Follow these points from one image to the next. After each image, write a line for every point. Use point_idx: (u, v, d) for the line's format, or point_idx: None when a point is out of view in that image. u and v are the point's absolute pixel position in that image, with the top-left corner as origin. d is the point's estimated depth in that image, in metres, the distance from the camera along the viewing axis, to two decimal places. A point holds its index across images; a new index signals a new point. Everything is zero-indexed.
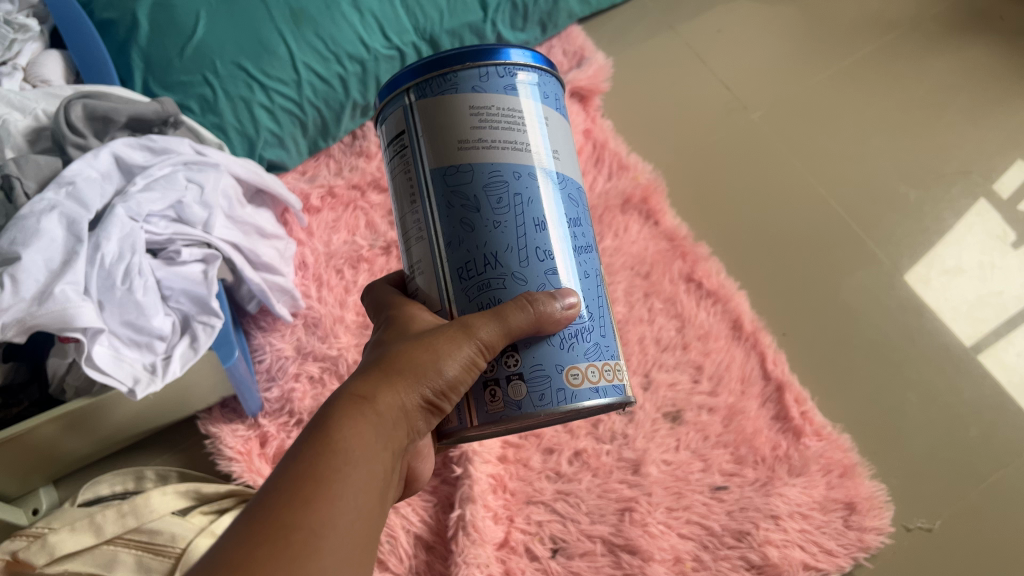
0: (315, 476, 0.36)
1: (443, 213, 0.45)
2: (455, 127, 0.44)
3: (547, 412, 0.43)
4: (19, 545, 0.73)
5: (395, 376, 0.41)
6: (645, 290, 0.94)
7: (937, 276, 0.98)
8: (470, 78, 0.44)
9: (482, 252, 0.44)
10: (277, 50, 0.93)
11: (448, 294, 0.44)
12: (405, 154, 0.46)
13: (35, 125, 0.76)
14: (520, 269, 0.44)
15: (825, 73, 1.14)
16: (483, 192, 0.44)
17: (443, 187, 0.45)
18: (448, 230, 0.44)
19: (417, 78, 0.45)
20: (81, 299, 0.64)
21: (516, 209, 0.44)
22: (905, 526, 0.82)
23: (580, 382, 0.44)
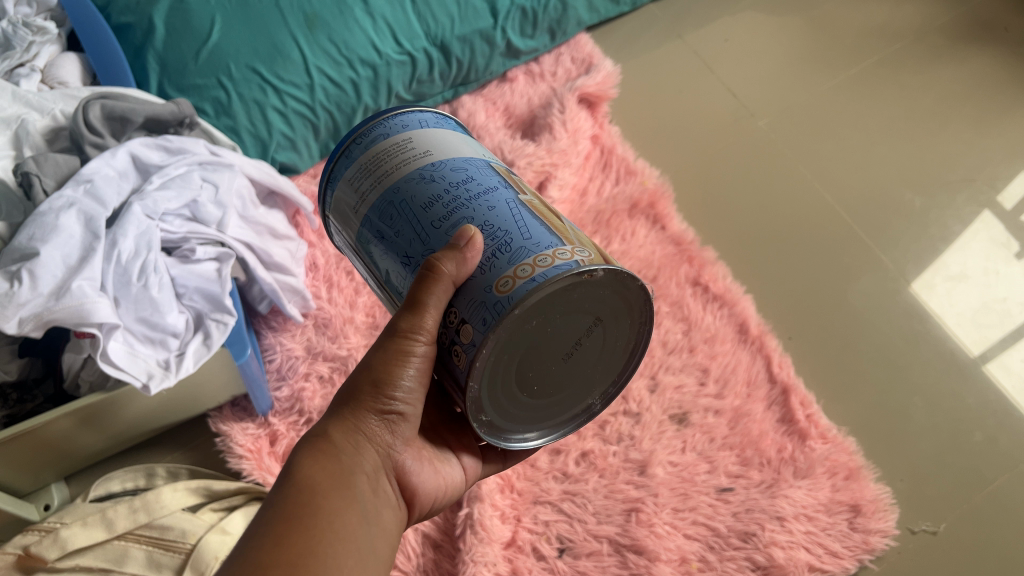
0: (282, 511, 0.41)
1: (378, 259, 0.48)
2: (347, 199, 0.49)
3: (491, 332, 0.42)
4: (30, 540, 0.73)
5: (344, 408, 0.46)
6: (652, 293, 0.95)
7: (942, 283, 0.99)
8: (341, 162, 0.50)
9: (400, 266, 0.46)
10: (291, 54, 0.94)
11: None
12: (350, 249, 0.52)
13: (53, 125, 0.77)
14: (427, 256, 0.45)
15: (831, 82, 1.16)
16: (383, 220, 0.47)
17: (366, 243, 0.49)
18: (385, 268, 0.48)
19: (320, 197, 0.52)
20: (98, 295, 0.65)
21: (409, 209, 0.46)
22: (910, 529, 0.82)
23: (511, 285, 0.42)
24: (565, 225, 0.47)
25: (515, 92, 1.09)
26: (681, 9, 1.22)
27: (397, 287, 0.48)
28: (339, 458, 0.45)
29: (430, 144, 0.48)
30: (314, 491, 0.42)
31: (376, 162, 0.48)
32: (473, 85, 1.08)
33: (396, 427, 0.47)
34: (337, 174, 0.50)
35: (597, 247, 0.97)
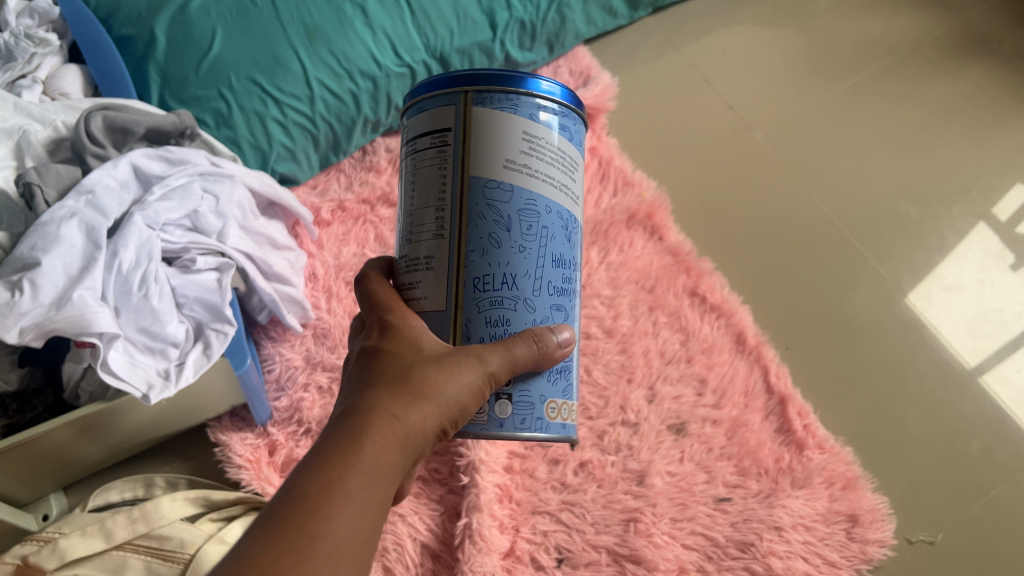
0: (337, 488, 0.36)
1: (472, 220, 0.46)
2: (503, 146, 0.46)
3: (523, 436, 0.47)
4: (30, 550, 0.73)
5: (420, 396, 0.42)
6: (650, 304, 0.96)
7: (938, 293, 0.99)
8: (528, 105, 0.47)
9: (502, 271, 0.47)
10: (291, 66, 0.95)
11: (457, 299, 0.47)
12: (445, 150, 0.47)
13: (54, 136, 0.78)
14: (531, 297, 0.47)
15: (827, 94, 1.16)
16: (516, 214, 0.47)
17: (478, 195, 0.46)
18: (472, 237, 0.46)
19: (483, 84, 0.46)
20: (98, 305, 0.65)
21: (540, 241, 0.47)
22: (908, 539, 0.83)
23: (554, 415, 0.48)
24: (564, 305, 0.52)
25: None
26: (678, 22, 1.23)
27: (483, 262, 0.46)
28: (399, 451, 0.40)
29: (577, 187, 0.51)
30: (372, 482, 0.37)
31: (526, 146, 0.47)
32: None
33: (434, 444, 0.43)
34: (500, 113, 0.46)
35: (596, 258, 0.98)
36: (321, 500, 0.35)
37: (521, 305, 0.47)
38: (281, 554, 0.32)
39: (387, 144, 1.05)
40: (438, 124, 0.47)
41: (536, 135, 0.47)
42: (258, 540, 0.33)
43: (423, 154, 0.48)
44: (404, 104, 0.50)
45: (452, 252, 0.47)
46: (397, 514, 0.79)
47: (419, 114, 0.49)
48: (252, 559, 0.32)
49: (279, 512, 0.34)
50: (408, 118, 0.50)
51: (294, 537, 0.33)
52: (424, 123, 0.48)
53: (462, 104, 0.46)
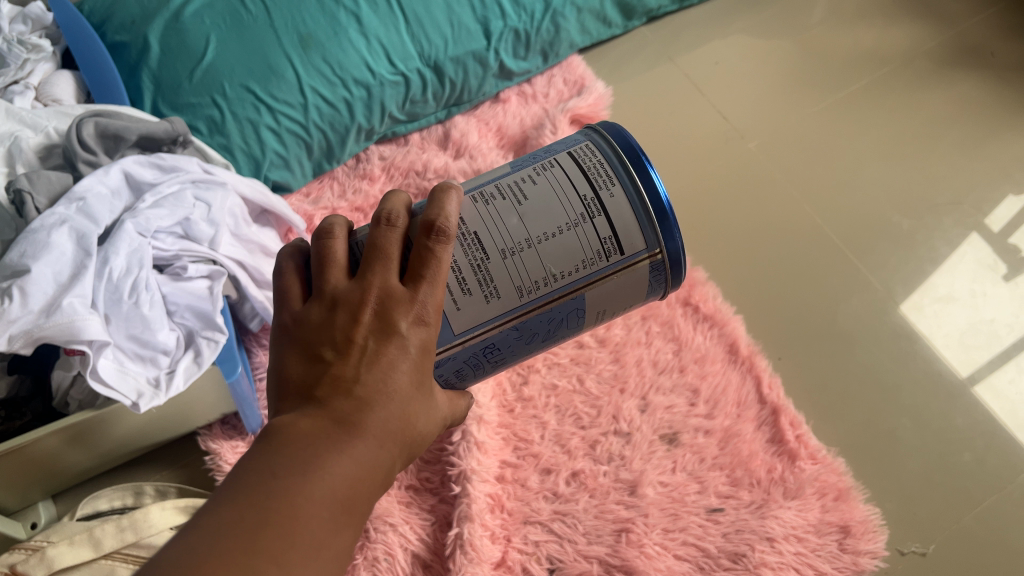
0: (307, 504, 0.37)
1: (539, 315, 0.51)
2: (612, 302, 0.53)
3: None
4: (17, 558, 0.72)
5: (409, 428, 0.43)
6: (643, 313, 0.95)
7: (931, 303, 0.99)
8: (649, 291, 0.54)
9: (504, 350, 0.52)
10: (285, 73, 0.95)
11: (467, 343, 0.50)
12: (599, 258, 0.50)
13: (46, 142, 0.77)
14: (486, 369, 0.54)
15: (820, 105, 1.17)
16: (551, 329, 0.53)
17: (566, 306, 0.51)
18: (525, 324, 0.51)
19: (664, 261, 0.52)
20: (88, 312, 0.64)
21: (533, 348, 0.54)
22: (900, 550, 0.83)
23: None
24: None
25: (508, 112, 1.10)
26: (672, 32, 1.23)
27: (504, 338, 0.51)
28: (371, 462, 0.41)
29: None
30: (340, 498, 0.38)
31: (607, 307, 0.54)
32: (466, 106, 1.09)
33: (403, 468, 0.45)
34: (643, 287, 0.53)
35: None
36: (291, 513, 0.36)
37: (480, 373, 0.54)
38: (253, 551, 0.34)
39: (380, 152, 1.05)
40: (619, 235, 0.50)
41: (624, 312, 0.55)
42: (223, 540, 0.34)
43: (590, 231, 0.49)
44: (631, 161, 0.50)
45: (510, 317, 0.50)
46: (388, 523, 0.79)
47: (632, 206, 0.50)
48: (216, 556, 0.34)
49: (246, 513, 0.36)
50: (623, 184, 0.50)
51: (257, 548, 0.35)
52: (616, 214, 0.49)
53: (653, 253, 0.51)
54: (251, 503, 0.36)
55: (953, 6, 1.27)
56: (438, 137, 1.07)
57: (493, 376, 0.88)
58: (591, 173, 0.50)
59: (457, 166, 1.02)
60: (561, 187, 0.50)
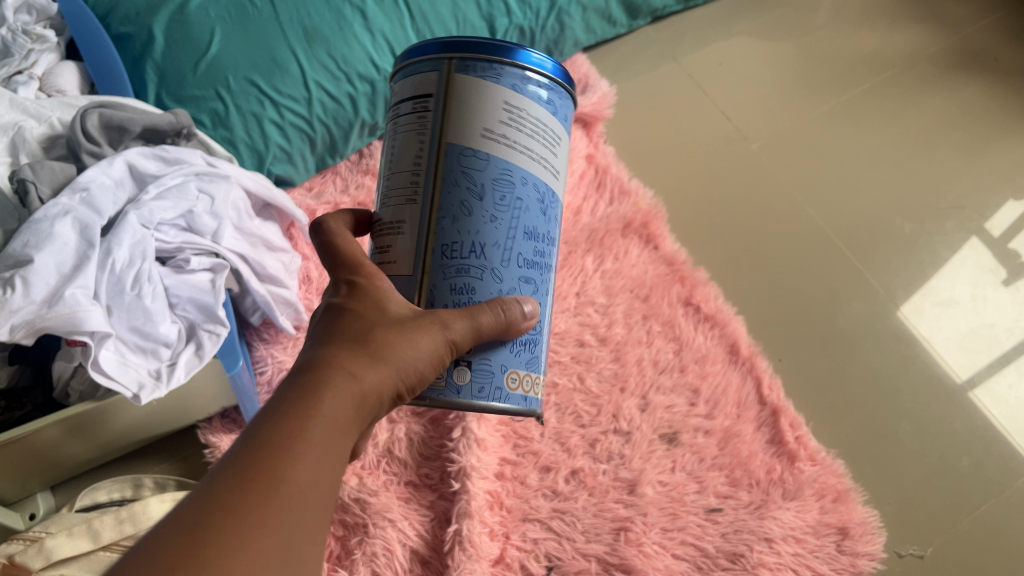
0: (285, 447, 0.35)
1: (449, 190, 0.46)
2: (484, 113, 0.46)
3: (481, 403, 0.46)
4: (16, 549, 0.72)
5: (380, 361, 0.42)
6: (644, 312, 0.96)
7: (932, 307, 0.99)
8: (512, 77, 0.46)
9: (470, 239, 0.46)
10: (290, 67, 0.95)
11: (422, 265, 0.47)
12: (427, 116, 0.47)
13: (49, 133, 0.77)
14: (499, 267, 0.47)
15: (823, 107, 1.17)
16: (490, 182, 0.46)
17: (454, 160, 0.46)
18: (446, 208, 0.46)
19: (440, 57, 0.46)
20: (90, 304, 0.64)
21: (512, 212, 0.47)
22: (897, 552, 0.83)
23: (516, 384, 0.48)
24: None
25: None
26: (677, 32, 1.23)
27: (446, 229, 0.46)
28: (344, 400, 0.39)
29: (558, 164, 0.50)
30: (317, 439, 0.36)
31: (540, 156, 0.48)
32: None
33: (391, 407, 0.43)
34: (492, 80, 0.46)
35: (590, 266, 0.98)
36: (280, 489, 0.33)
37: (488, 274, 0.47)
38: (245, 497, 0.32)
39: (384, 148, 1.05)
40: (419, 94, 0.47)
41: (527, 114, 0.46)
42: (204, 527, 0.31)
43: (410, 110, 0.48)
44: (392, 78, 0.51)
45: (424, 219, 0.47)
46: (387, 519, 0.79)
47: (410, 73, 0.48)
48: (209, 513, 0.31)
49: (227, 500, 0.32)
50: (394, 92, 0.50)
51: (247, 529, 0.31)
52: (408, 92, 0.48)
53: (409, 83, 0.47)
54: (228, 491, 0.33)
55: (957, 10, 1.27)
56: None
57: None
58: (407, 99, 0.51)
59: None
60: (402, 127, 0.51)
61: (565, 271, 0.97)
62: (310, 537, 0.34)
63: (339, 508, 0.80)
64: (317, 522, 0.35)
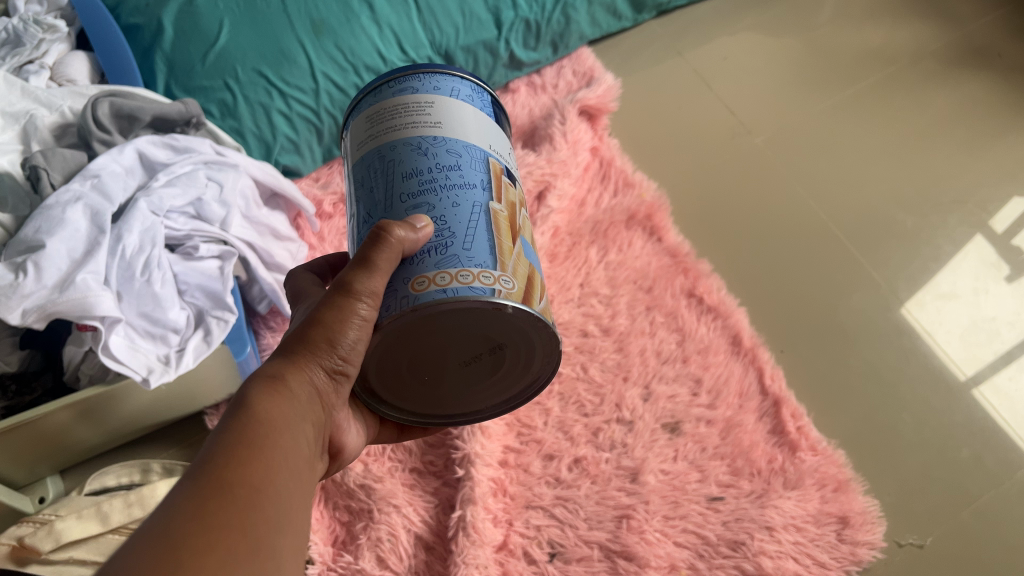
0: (227, 455, 0.37)
1: (353, 203, 0.49)
2: (357, 137, 0.50)
3: (390, 319, 0.43)
4: (25, 531, 0.74)
5: (298, 357, 0.43)
6: (648, 304, 0.96)
7: (933, 300, 1.00)
8: (369, 99, 0.50)
9: (366, 217, 0.47)
10: (298, 58, 0.95)
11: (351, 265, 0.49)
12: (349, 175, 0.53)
13: (61, 121, 0.78)
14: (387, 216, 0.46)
15: (826, 102, 1.17)
16: (369, 170, 0.48)
17: (353, 183, 0.50)
18: (354, 214, 0.49)
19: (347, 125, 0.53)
20: (101, 288, 0.65)
21: (387, 172, 0.47)
22: (898, 542, 0.83)
23: (424, 286, 0.43)
24: (516, 249, 0.47)
25: (517, 103, 1.10)
26: (681, 27, 1.24)
27: (354, 229, 0.49)
28: (274, 401, 0.41)
29: (446, 116, 0.48)
30: (256, 440, 0.38)
31: (410, 121, 0.47)
32: None
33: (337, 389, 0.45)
34: (359, 115, 0.50)
35: (595, 257, 0.99)
36: (235, 489, 0.35)
37: None
38: (207, 500, 0.34)
39: None
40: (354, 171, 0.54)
41: (382, 111, 0.49)
42: (176, 528, 0.32)
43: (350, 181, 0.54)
44: None
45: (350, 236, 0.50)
46: (392, 504, 0.80)
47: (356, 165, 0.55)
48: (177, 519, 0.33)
49: (200, 518, 0.33)
50: None
51: (222, 547, 0.33)
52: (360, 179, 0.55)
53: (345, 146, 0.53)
54: (198, 508, 0.33)
55: (961, 6, 1.28)
56: None
57: None
58: None
59: None
60: None
61: (569, 263, 0.98)
62: (275, 525, 0.36)
63: (345, 494, 0.81)
64: (279, 510, 0.37)
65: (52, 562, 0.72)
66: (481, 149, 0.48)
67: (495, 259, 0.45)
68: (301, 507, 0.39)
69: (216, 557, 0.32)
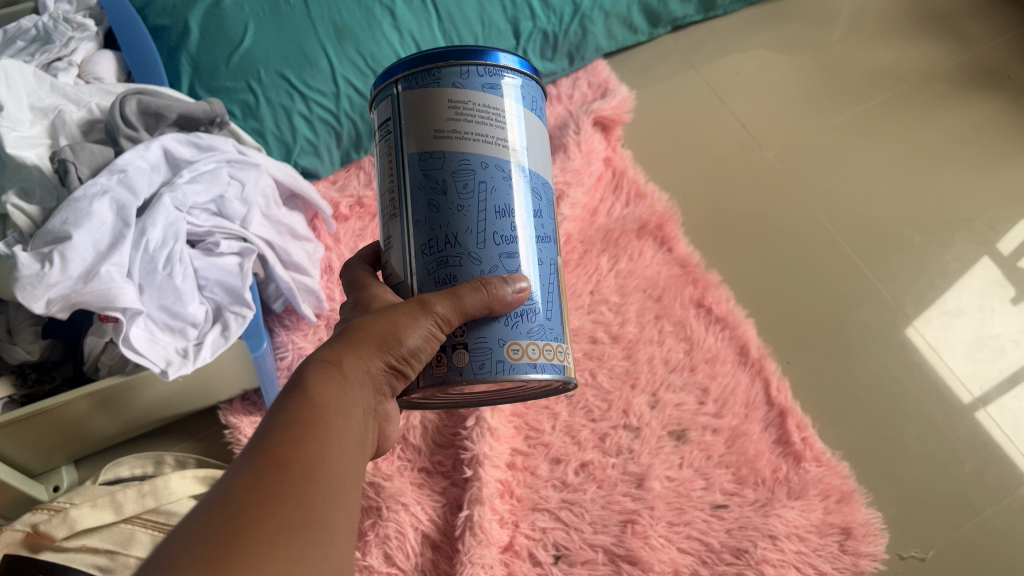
0: (283, 436, 0.38)
1: (416, 195, 0.48)
2: (434, 118, 0.47)
3: (484, 380, 0.46)
4: (40, 518, 0.75)
5: (357, 342, 0.45)
6: (657, 312, 0.98)
7: (938, 316, 1.01)
8: (452, 74, 0.47)
9: (443, 232, 0.47)
10: (320, 63, 0.97)
11: (414, 266, 0.48)
12: (390, 136, 0.49)
13: (88, 117, 0.80)
14: (476, 251, 0.47)
15: (838, 119, 1.19)
16: (451, 177, 0.47)
17: (417, 170, 0.48)
18: (417, 210, 0.48)
19: (406, 72, 0.48)
20: (124, 281, 0.67)
21: (479, 196, 0.47)
22: (899, 554, 0.84)
23: (519, 356, 0.47)
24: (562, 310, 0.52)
25: None
26: (696, 42, 1.26)
27: (419, 230, 0.48)
28: (328, 382, 0.42)
29: (522, 140, 0.50)
30: (308, 419, 0.40)
31: (500, 136, 0.48)
32: None
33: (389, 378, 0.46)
34: (429, 89, 0.47)
35: (605, 265, 1.00)
36: (292, 467, 0.37)
37: (466, 259, 0.47)
38: (265, 479, 0.36)
39: None
40: (385, 118, 0.50)
41: (462, 107, 0.47)
42: (237, 506, 0.34)
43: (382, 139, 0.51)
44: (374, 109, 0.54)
45: (405, 221, 0.49)
46: (400, 502, 0.81)
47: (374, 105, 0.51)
48: (236, 498, 0.35)
49: (258, 487, 0.35)
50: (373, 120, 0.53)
51: (282, 521, 0.34)
52: (380, 124, 0.51)
53: (394, 96, 0.49)
54: (256, 485, 0.35)
55: (973, 28, 1.29)
56: None
57: None
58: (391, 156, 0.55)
59: None
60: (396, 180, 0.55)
61: (580, 270, 0.99)
62: (331, 504, 0.37)
63: None
64: (335, 490, 0.38)
65: (65, 549, 0.74)
66: (546, 186, 0.52)
67: (562, 328, 0.51)
68: (353, 487, 0.40)
69: (274, 530, 0.34)
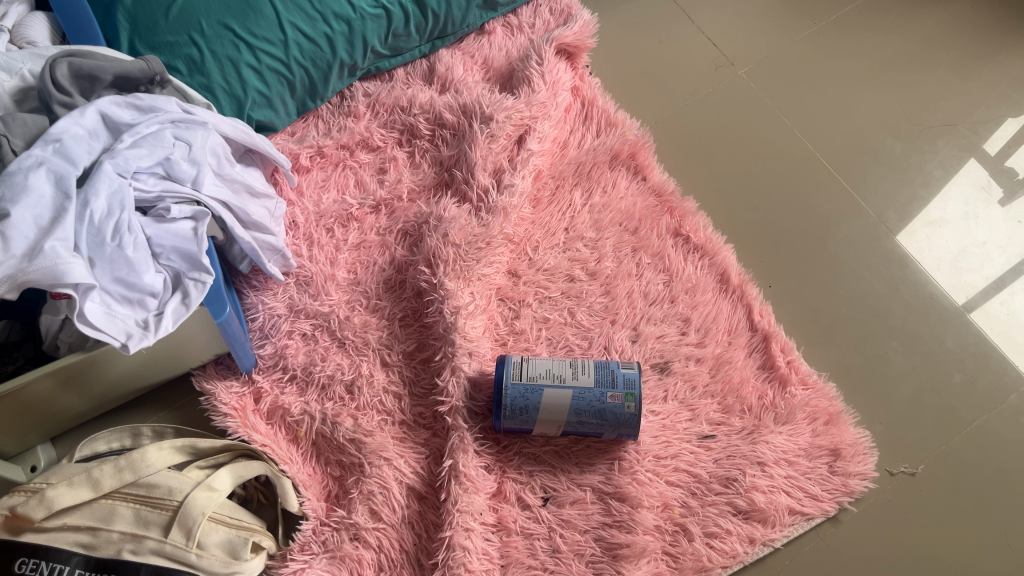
0: None
1: (565, 369, 0.78)
2: (541, 361, 0.79)
3: (617, 367, 0.78)
4: (18, 500, 0.72)
5: None
6: (634, 245, 0.95)
7: (922, 227, 0.99)
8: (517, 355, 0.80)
9: (577, 364, 0.78)
10: (264, 10, 0.94)
11: (557, 376, 0.77)
12: (529, 366, 0.78)
13: (22, 85, 0.75)
14: (591, 363, 0.79)
15: (812, 29, 1.14)
16: (578, 363, 0.79)
17: (557, 367, 0.78)
18: (567, 372, 0.78)
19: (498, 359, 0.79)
20: (71, 256, 0.63)
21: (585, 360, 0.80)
22: (889, 471, 0.84)
23: (616, 365, 0.79)
24: None
25: (493, 44, 1.07)
26: None
27: (572, 369, 0.78)
28: None
29: None
30: None
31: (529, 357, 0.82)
32: (450, 39, 1.07)
33: None
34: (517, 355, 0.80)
35: (579, 200, 0.97)
36: None
37: (593, 365, 0.79)
38: None
39: (364, 89, 1.03)
40: (521, 370, 0.77)
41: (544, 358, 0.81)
42: None
43: (527, 364, 0.78)
44: (502, 390, 0.77)
45: (564, 364, 0.79)
46: (383, 458, 0.80)
47: (505, 376, 0.77)
48: None
49: None
50: (504, 386, 0.77)
51: None
52: (518, 377, 0.77)
53: (516, 357, 0.79)
54: None
55: None
56: (423, 72, 1.05)
57: (484, 311, 0.87)
58: (531, 402, 0.76)
59: (443, 101, 1.00)
60: (550, 404, 0.77)
61: (553, 207, 0.96)
62: None
63: (336, 449, 0.82)
64: None
65: (46, 529, 0.72)
66: None
67: None
68: None
69: None
